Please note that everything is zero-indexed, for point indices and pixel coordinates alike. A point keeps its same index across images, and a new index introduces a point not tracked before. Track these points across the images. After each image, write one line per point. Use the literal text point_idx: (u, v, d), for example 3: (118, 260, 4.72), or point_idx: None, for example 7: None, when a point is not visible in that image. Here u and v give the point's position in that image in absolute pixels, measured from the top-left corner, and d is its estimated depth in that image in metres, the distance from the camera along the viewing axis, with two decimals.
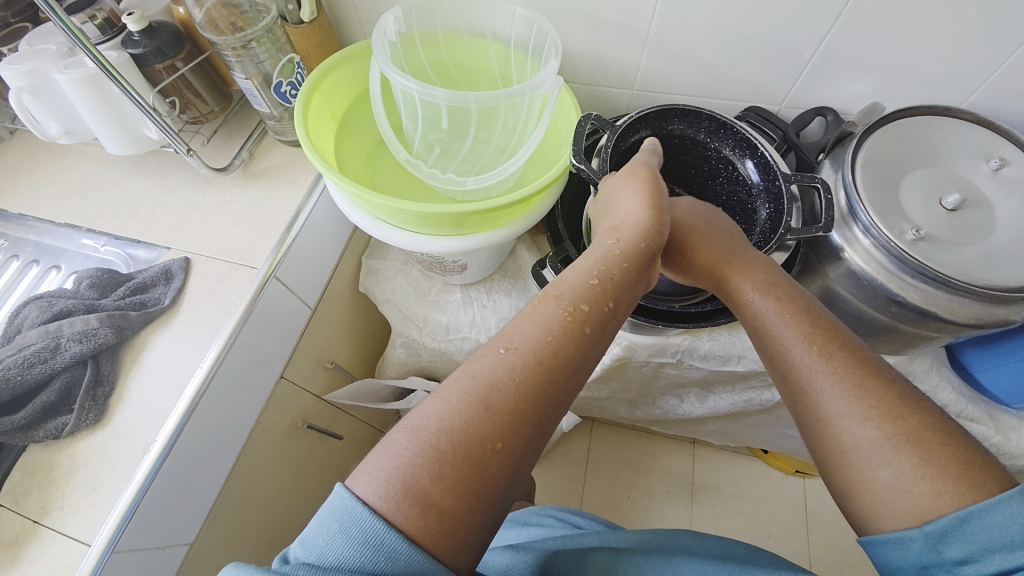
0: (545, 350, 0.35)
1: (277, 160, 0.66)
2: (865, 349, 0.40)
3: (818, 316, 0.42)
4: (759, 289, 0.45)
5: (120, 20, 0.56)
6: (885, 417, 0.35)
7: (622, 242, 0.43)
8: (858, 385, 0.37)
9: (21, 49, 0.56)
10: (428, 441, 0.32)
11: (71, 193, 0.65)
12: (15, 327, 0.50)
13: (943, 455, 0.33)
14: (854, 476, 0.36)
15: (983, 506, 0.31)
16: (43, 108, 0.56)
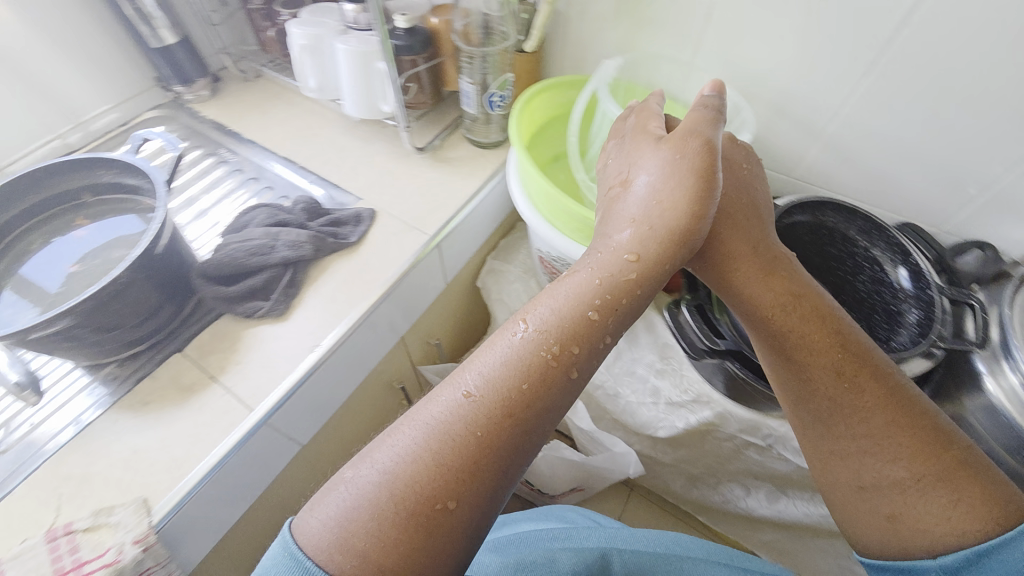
0: (514, 400, 0.37)
1: (460, 153, 0.76)
2: (892, 385, 0.44)
3: (844, 349, 0.45)
4: (784, 318, 0.46)
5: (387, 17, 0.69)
6: (911, 462, 0.42)
7: (622, 264, 0.41)
8: (891, 426, 0.43)
9: (305, 16, 0.70)
10: (368, 505, 0.34)
11: (295, 135, 0.79)
12: (243, 223, 0.62)
13: (969, 495, 0.39)
14: (879, 506, 0.43)
15: (1001, 543, 0.37)
16: (311, 66, 0.70)
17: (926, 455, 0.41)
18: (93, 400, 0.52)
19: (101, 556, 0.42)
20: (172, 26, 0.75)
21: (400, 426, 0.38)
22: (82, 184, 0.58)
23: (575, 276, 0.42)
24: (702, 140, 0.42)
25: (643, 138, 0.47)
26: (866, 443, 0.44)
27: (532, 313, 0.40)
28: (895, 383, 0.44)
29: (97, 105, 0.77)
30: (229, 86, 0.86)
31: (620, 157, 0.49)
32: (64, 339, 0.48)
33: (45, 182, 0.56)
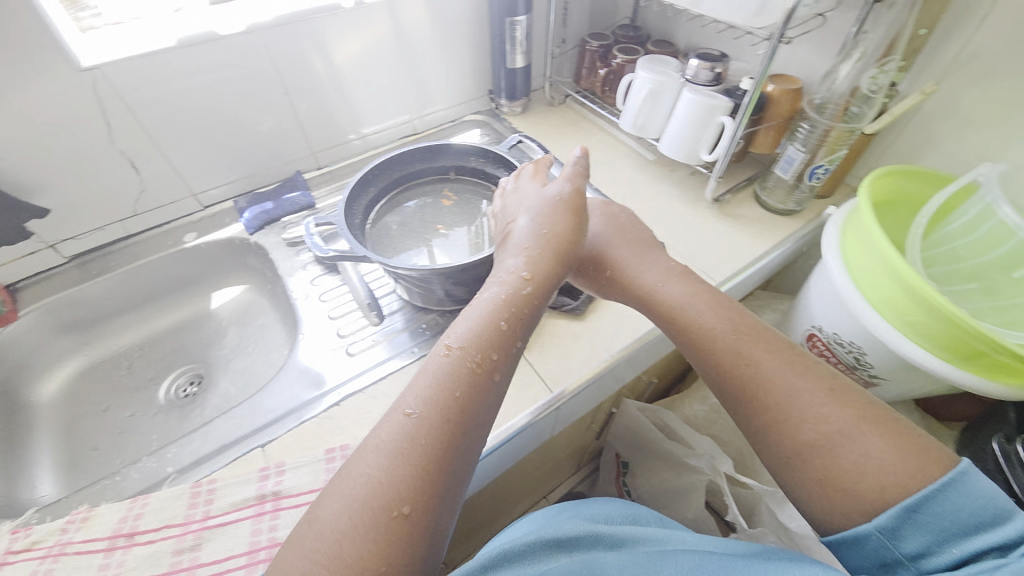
0: (445, 406, 0.39)
1: (746, 213, 0.77)
2: (774, 360, 0.45)
3: (728, 330, 0.48)
4: (681, 312, 0.51)
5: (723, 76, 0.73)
6: (815, 422, 0.41)
7: (520, 269, 0.49)
8: (789, 395, 0.43)
9: (646, 64, 0.76)
10: (331, 551, 0.32)
11: (590, 159, 0.87)
12: None
13: (875, 442, 0.39)
14: (804, 475, 0.41)
15: (931, 495, 0.35)
16: (644, 107, 0.75)
17: (818, 416, 0.41)
18: (418, 338, 0.62)
19: None
20: (526, 52, 0.88)
21: (347, 472, 0.36)
22: (452, 163, 0.71)
23: (485, 295, 0.47)
24: (572, 185, 0.55)
25: (523, 194, 0.59)
26: (775, 418, 0.43)
27: (451, 335, 0.43)
28: (783, 356, 0.46)
29: (443, 102, 0.94)
30: (537, 106, 0.99)
31: (507, 207, 0.59)
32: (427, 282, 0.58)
33: (434, 156, 0.70)
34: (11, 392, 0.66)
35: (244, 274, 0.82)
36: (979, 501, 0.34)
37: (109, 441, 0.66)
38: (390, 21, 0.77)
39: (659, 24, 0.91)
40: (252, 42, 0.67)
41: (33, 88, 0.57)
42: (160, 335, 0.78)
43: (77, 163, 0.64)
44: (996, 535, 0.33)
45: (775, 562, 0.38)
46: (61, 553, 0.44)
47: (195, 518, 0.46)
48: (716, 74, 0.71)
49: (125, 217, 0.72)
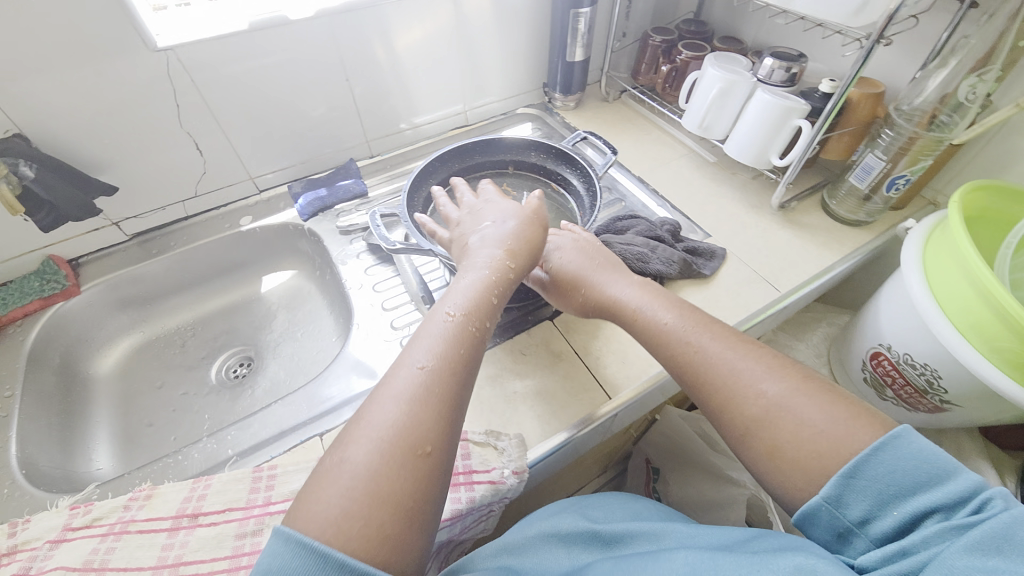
0: (450, 362, 0.41)
1: (813, 221, 0.73)
2: (718, 346, 0.46)
3: (679, 322, 0.49)
4: (639, 308, 0.51)
5: (797, 77, 0.69)
6: (756, 398, 0.42)
7: (499, 260, 0.48)
8: (733, 379, 0.44)
9: (716, 62, 0.73)
10: (361, 486, 0.34)
11: (646, 156, 0.84)
12: (619, 228, 0.67)
13: (814, 411, 0.40)
14: (753, 450, 0.42)
15: (866, 459, 0.36)
16: (711, 107, 0.73)
17: (756, 393, 0.43)
18: None
19: (488, 472, 0.48)
20: (586, 45, 0.85)
21: (360, 417, 0.38)
22: (511, 158, 0.71)
23: (462, 281, 0.47)
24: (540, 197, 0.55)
25: (486, 205, 0.56)
26: (722, 402, 0.44)
27: (448, 302, 0.45)
28: (728, 341, 0.47)
29: (496, 94, 0.93)
30: (590, 102, 0.97)
31: (468, 221, 0.55)
32: None
33: (495, 150, 0.70)
34: (73, 364, 0.68)
35: (295, 260, 0.82)
36: (914, 463, 0.35)
37: (163, 418, 0.67)
38: (453, 10, 0.76)
39: (725, 21, 0.88)
40: (319, 27, 0.67)
41: (110, 66, 0.58)
42: (212, 316, 0.79)
43: (145, 142, 0.65)
44: (934, 495, 0.34)
45: (758, 555, 0.35)
46: (125, 530, 0.45)
47: (256, 503, 0.46)
48: (791, 75, 0.69)
49: (185, 198, 0.73)
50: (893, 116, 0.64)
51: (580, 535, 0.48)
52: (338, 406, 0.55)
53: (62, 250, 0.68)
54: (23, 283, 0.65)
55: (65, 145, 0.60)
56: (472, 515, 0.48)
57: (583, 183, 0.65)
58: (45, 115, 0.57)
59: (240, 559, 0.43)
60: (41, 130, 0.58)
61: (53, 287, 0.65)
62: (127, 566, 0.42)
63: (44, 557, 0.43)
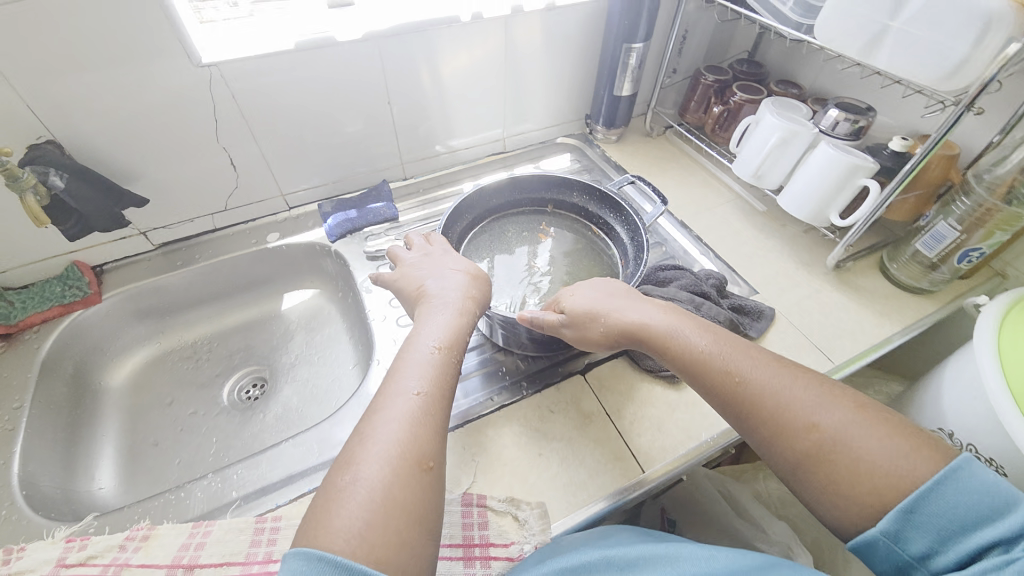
0: (439, 388, 0.40)
1: (871, 284, 0.67)
2: (763, 373, 0.42)
3: (714, 346, 0.44)
4: (669, 331, 0.46)
5: (864, 132, 0.65)
6: (808, 426, 0.38)
7: (465, 303, 0.47)
8: (783, 411, 0.39)
9: (775, 108, 0.69)
10: (375, 499, 0.32)
11: (690, 199, 0.80)
12: (662, 279, 0.63)
13: (875, 439, 0.36)
14: (806, 484, 0.38)
15: (926, 494, 0.33)
16: (767, 155, 0.68)
17: (810, 424, 0.38)
18: (496, 385, 0.57)
19: (506, 546, 0.43)
20: (635, 80, 0.82)
21: (361, 437, 0.36)
22: (553, 196, 0.68)
23: (433, 317, 0.45)
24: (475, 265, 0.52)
25: (443, 252, 0.54)
26: (769, 435, 0.40)
27: (427, 336, 0.43)
28: (768, 365, 0.42)
29: (537, 122, 0.90)
30: (633, 136, 0.93)
31: (424, 264, 0.52)
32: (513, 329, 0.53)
33: (535, 186, 0.68)
34: (85, 374, 0.66)
35: (318, 279, 0.80)
36: (977, 495, 0.32)
37: (169, 438, 0.65)
38: (502, 37, 0.74)
39: (782, 63, 0.84)
40: (366, 49, 0.65)
41: (152, 78, 0.56)
42: (230, 332, 0.77)
43: (178, 154, 0.64)
44: (996, 529, 0.31)
45: None
46: (118, 575, 0.42)
47: (257, 559, 0.43)
48: (856, 129, 0.64)
49: (214, 211, 0.72)
50: (972, 184, 0.58)
51: (601, 564, 0.38)
52: None
53: (86, 257, 0.67)
54: (45, 287, 0.64)
55: (100, 152, 0.59)
56: None
57: (628, 232, 0.61)
58: (83, 124, 0.56)
59: None
60: (78, 139, 0.57)
61: (74, 294, 0.64)
62: None
63: None
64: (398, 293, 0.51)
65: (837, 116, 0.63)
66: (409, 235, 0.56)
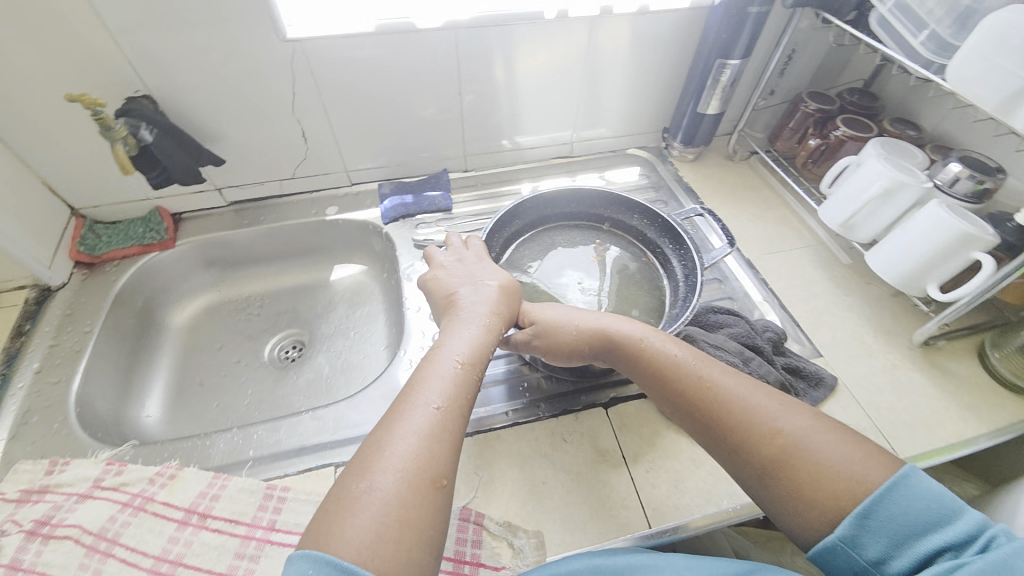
0: (457, 400, 0.37)
1: (963, 370, 0.58)
2: (732, 381, 0.39)
3: (687, 353, 0.42)
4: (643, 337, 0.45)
5: (989, 194, 0.55)
6: (772, 433, 0.36)
7: (493, 319, 0.45)
8: (748, 417, 0.37)
9: (882, 152, 0.61)
10: (388, 515, 0.29)
11: (763, 237, 0.73)
12: (712, 322, 0.58)
13: (835, 444, 0.34)
14: (770, 492, 0.35)
15: (879, 498, 0.31)
16: (862, 206, 0.60)
17: (774, 431, 0.36)
18: (515, 400, 0.55)
19: (496, 569, 0.42)
20: (724, 99, 0.75)
21: (377, 444, 0.33)
22: (610, 215, 0.65)
23: (457, 327, 0.44)
24: (508, 278, 0.50)
25: (480, 259, 0.53)
26: (735, 445, 0.37)
27: (453, 350, 0.41)
28: (738, 376, 0.40)
29: (611, 128, 0.85)
30: (712, 158, 0.87)
31: (459, 269, 0.51)
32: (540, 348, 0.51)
33: (593, 202, 0.65)
34: (153, 310, 0.72)
35: (367, 256, 0.82)
36: (923, 501, 0.31)
37: (212, 382, 0.70)
38: (586, 39, 0.70)
39: (902, 99, 0.73)
40: (444, 38, 0.65)
41: (240, 47, 0.59)
42: (282, 292, 0.81)
43: (256, 120, 0.67)
44: (943, 533, 0.30)
45: None
46: (143, 507, 0.46)
47: (261, 524, 0.45)
48: (980, 190, 0.55)
49: (282, 177, 0.76)
50: None
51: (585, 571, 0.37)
52: (364, 436, 0.53)
53: (168, 204, 0.73)
54: (130, 228, 0.71)
55: (187, 111, 0.64)
56: None
57: (682, 268, 0.57)
58: (177, 83, 0.61)
59: None
60: (171, 96, 0.62)
61: (153, 237, 0.71)
62: (136, 548, 0.43)
63: (66, 510, 0.45)
64: (429, 293, 0.51)
65: (958, 172, 0.55)
66: (448, 235, 0.56)
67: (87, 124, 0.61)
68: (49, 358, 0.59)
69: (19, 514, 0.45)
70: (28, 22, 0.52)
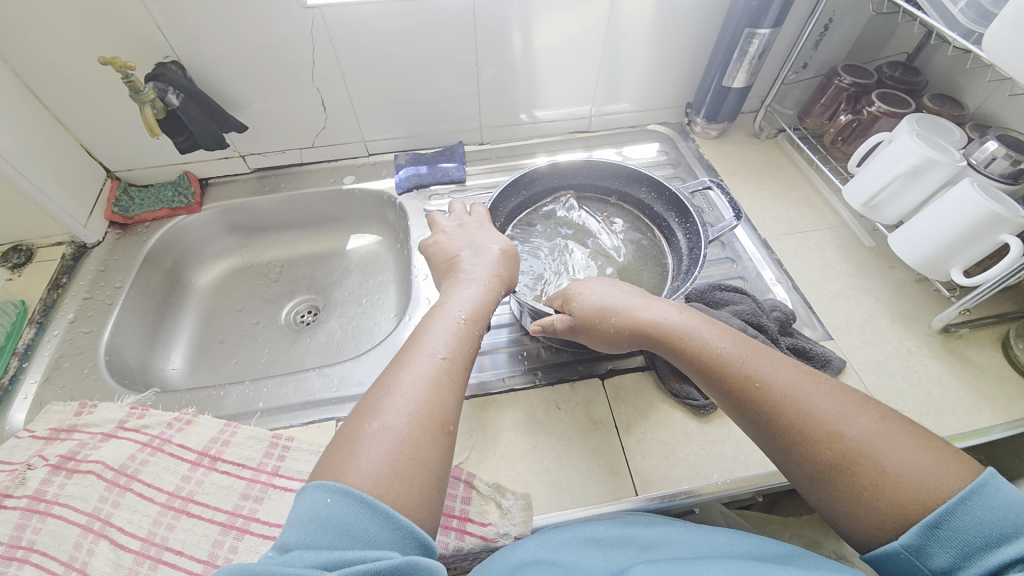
0: (460, 358, 0.37)
1: (986, 360, 0.55)
2: (785, 379, 0.36)
3: (734, 347, 0.38)
4: (684, 330, 0.41)
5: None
6: (830, 438, 0.33)
7: (493, 281, 0.46)
8: (805, 419, 0.34)
9: (916, 127, 0.57)
10: (400, 452, 0.30)
11: (783, 217, 0.71)
12: (717, 300, 0.57)
13: (906, 446, 0.31)
14: (822, 492, 0.33)
15: (952, 509, 0.28)
16: (889, 185, 0.57)
17: (835, 434, 0.33)
18: (514, 366, 0.56)
19: (483, 525, 0.43)
20: (752, 71, 0.72)
21: (375, 390, 0.34)
22: (619, 188, 0.64)
23: (463, 289, 0.44)
24: (509, 246, 0.50)
25: (482, 225, 0.53)
26: (787, 445, 0.34)
27: (456, 310, 0.41)
28: (792, 369, 0.37)
29: (632, 103, 0.83)
30: (737, 135, 0.84)
31: (460, 234, 0.52)
32: (537, 314, 0.51)
33: (601, 175, 0.64)
34: (180, 270, 0.76)
35: (381, 227, 0.84)
36: (1004, 513, 0.28)
37: (232, 340, 0.73)
38: (607, 8, 0.68)
39: (945, 73, 0.68)
40: (459, 7, 0.64)
41: (259, 15, 0.61)
42: (301, 258, 0.84)
43: (275, 88, 0.69)
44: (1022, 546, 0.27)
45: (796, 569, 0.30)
46: (161, 447, 0.49)
47: (265, 469, 0.48)
48: (1016, 170, 0.51)
49: (302, 146, 0.78)
50: None
51: (619, 540, 0.38)
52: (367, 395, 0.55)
53: (195, 169, 0.77)
54: (160, 192, 0.75)
55: (213, 77, 0.66)
56: (452, 559, 0.44)
57: (687, 241, 0.56)
58: (201, 50, 0.63)
59: (236, 519, 0.45)
60: (196, 63, 0.64)
61: (180, 201, 0.74)
62: (151, 483, 0.47)
63: (91, 447, 0.49)
64: (429, 258, 0.52)
65: (995, 150, 0.51)
66: (452, 201, 0.56)
67: (120, 89, 0.64)
68: (83, 310, 0.63)
69: (47, 449, 0.49)
70: None
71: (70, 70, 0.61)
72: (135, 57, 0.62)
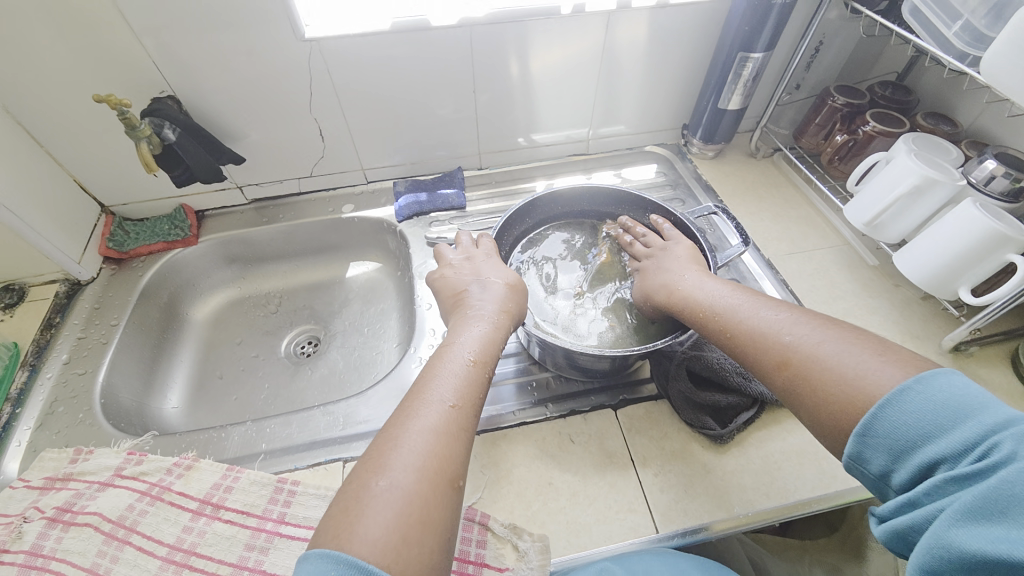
0: (467, 401, 0.36)
1: (997, 378, 0.54)
2: (754, 321, 0.40)
3: (719, 304, 0.44)
4: (681, 296, 0.47)
5: None
6: (784, 364, 0.36)
7: (501, 318, 0.45)
8: (761, 354, 0.38)
9: (914, 147, 0.57)
10: (408, 516, 0.29)
11: (784, 237, 0.71)
12: None
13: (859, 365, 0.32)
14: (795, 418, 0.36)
15: (872, 419, 0.30)
16: (898, 205, 0.57)
17: (783, 363, 0.36)
18: (524, 399, 0.55)
19: (499, 570, 0.42)
20: (746, 94, 0.73)
21: (387, 437, 0.33)
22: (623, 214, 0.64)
23: (467, 326, 0.43)
24: (515, 279, 0.50)
25: (487, 256, 0.53)
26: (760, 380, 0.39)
27: (465, 347, 0.41)
28: (774, 313, 0.40)
29: (629, 125, 0.84)
30: (734, 155, 0.85)
31: (466, 267, 0.51)
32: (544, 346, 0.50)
33: (604, 200, 0.64)
34: (177, 303, 0.75)
35: (380, 253, 0.83)
36: (916, 415, 0.28)
37: (231, 374, 0.72)
38: (603, 35, 0.69)
39: (937, 92, 0.69)
40: (458, 36, 0.65)
41: (257, 49, 0.60)
42: (301, 288, 0.82)
43: (273, 119, 0.68)
44: (939, 443, 0.27)
45: None
46: (160, 496, 0.47)
47: (271, 516, 0.46)
48: (1016, 189, 0.52)
49: (300, 175, 0.77)
50: None
51: None
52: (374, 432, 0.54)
53: (192, 201, 0.76)
54: (156, 225, 0.73)
55: (210, 110, 0.66)
56: None
57: None
58: (200, 85, 0.63)
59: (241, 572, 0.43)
60: (193, 97, 0.64)
61: (177, 234, 0.73)
62: (151, 535, 0.45)
63: (87, 497, 0.47)
64: (435, 292, 0.51)
65: (991, 168, 0.52)
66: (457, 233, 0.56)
67: (117, 125, 0.64)
68: (77, 350, 0.61)
69: (42, 500, 0.47)
70: (62, 30, 0.54)
71: (64, 108, 0.61)
72: (131, 93, 0.62)
